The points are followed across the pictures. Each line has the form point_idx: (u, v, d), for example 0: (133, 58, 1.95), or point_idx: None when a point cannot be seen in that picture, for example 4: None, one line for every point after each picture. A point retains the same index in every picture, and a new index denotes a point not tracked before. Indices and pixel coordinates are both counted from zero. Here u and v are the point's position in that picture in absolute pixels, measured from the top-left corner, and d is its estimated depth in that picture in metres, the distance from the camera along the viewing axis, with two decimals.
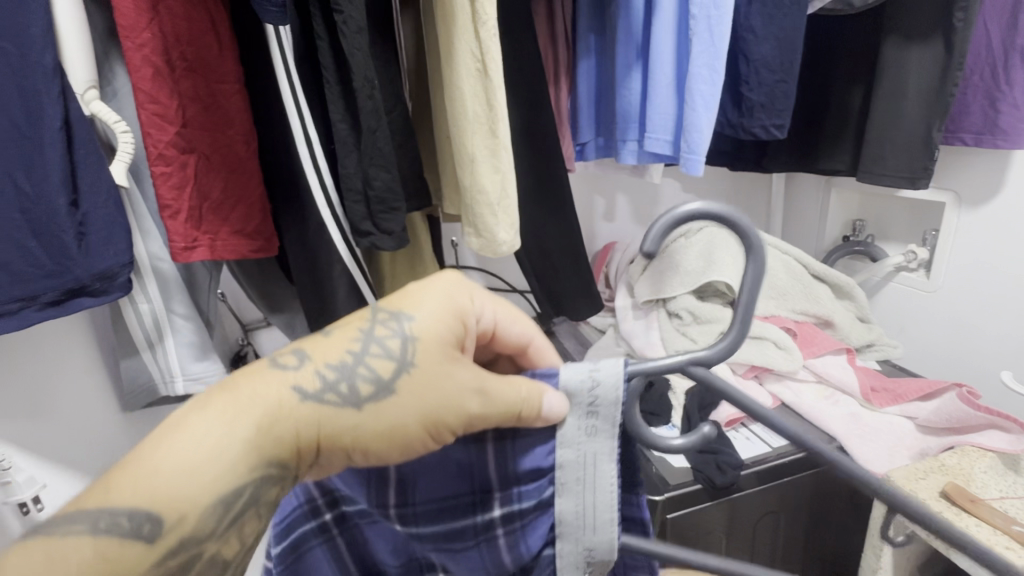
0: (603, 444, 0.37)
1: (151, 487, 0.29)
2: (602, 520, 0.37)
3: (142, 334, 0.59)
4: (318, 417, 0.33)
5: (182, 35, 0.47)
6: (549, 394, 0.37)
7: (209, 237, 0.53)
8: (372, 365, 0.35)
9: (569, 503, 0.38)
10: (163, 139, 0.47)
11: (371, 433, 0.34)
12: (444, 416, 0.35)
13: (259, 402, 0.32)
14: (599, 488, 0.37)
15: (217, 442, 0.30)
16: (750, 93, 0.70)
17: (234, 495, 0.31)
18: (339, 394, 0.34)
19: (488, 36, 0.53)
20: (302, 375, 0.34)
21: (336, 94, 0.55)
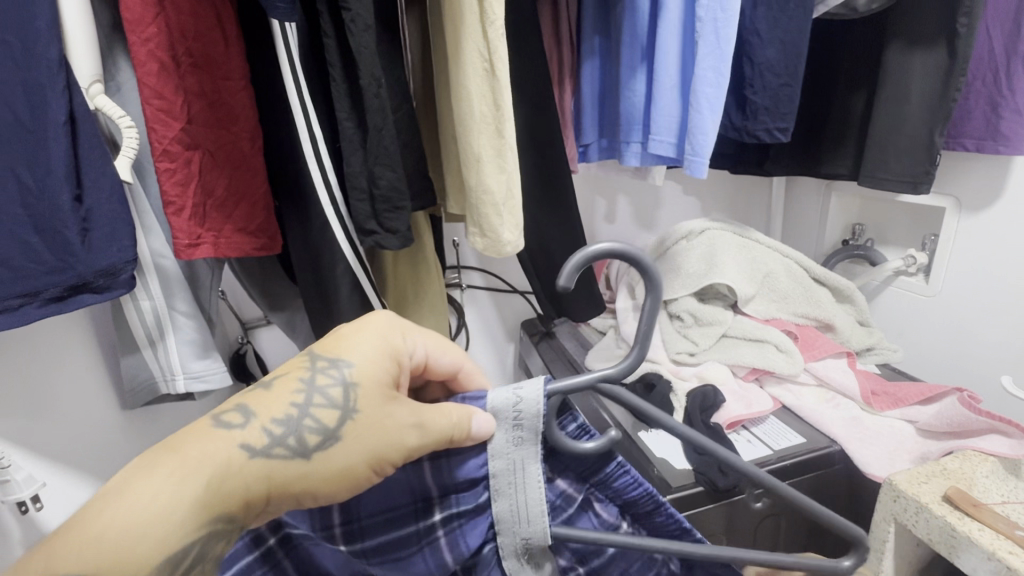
0: (529, 451, 0.40)
1: (97, 556, 0.28)
2: (534, 514, 0.41)
3: (143, 332, 0.59)
4: (267, 470, 0.34)
5: (188, 30, 0.47)
6: (476, 414, 0.40)
7: (213, 234, 0.52)
8: (317, 416, 0.35)
9: (504, 504, 0.41)
10: (168, 135, 0.47)
11: (321, 479, 0.35)
12: (390, 452, 0.37)
13: (207, 462, 0.32)
14: (529, 487, 0.41)
15: (163, 504, 0.30)
16: (754, 96, 0.70)
17: (184, 553, 0.30)
18: (287, 446, 0.34)
19: (496, 35, 0.53)
20: (248, 433, 0.34)
21: (342, 93, 0.55)
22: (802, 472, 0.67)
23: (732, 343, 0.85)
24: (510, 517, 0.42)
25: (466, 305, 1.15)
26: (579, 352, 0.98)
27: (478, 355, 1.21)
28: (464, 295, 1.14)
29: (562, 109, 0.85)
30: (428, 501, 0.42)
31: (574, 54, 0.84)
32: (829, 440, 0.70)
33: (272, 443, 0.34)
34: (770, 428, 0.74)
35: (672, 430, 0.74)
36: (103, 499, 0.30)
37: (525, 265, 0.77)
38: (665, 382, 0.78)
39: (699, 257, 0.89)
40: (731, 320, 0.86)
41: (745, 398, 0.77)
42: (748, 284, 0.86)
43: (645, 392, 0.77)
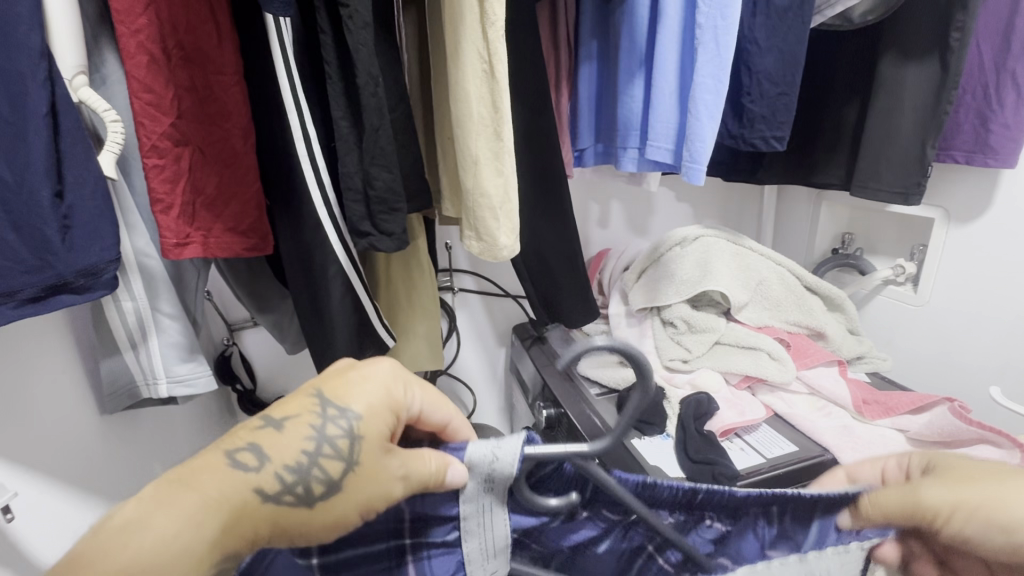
0: (498, 496, 0.40)
1: None
2: (500, 548, 0.42)
3: (125, 334, 0.57)
4: (273, 515, 0.34)
5: (180, 23, 0.45)
6: (453, 463, 0.39)
7: (202, 233, 0.50)
8: (324, 468, 0.35)
9: (474, 544, 0.41)
10: (156, 130, 0.45)
11: (318, 525, 0.36)
12: (381, 501, 0.36)
13: (221, 506, 0.32)
14: (496, 527, 0.41)
15: (169, 547, 0.30)
16: (752, 104, 0.70)
17: None
18: (294, 495, 0.34)
19: (497, 36, 0.52)
20: (260, 479, 0.34)
21: (338, 91, 0.53)
22: (793, 482, 0.67)
23: (725, 350, 0.84)
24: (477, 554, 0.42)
25: (458, 308, 1.14)
26: (572, 358, 0.97)
27: (469, 359, 1.20)
28: (455, 298, 1.13)
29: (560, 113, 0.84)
30: (400, 529, 0.41)
31: (571, 59, 0.83)
32: (821, 449, 0.70)
33: (276, 491, 0.34)
34: (763, 436, 0.74)
35: (666, 437, 0.73)
36: (118, 534, 0.30)
37: (520, 269, 0.76)
38: (658, 390, 0.78)
39: (694, 264, 0.89)
40: (724, 327, 0.86)
41: (737, 406, 0.77)
42: (741, 292, 0.87)
43: (641, 398, 0.77)
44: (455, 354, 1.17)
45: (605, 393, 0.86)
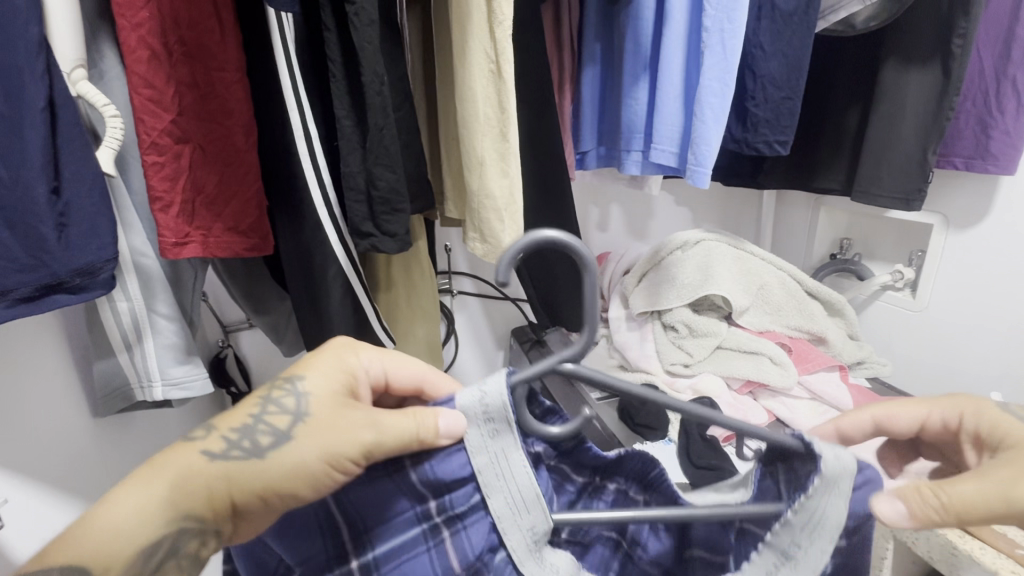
0: (507, 441, 0.38)
1: (80, 551, 0.31)
2: (529, 500, 0.39)
3: (119, 335, 0.55)
4: (227, 471, 0.35)
5: (182, 17, 0.44)
6: (443, 413, 0.38)
7: (202, 233, 0.49)
8: (269, 422, 0.37)
9: (499, 501, 0.39)
10: (157, 126, 0.44)
11: (277, 477, 0.35)
12: (343, 450, 0.36)
13: (173, 468, 0.35)
14: (517, 476, 0.39)
15: (134, 510, 0.33)
16: (756, 109, 0.70)
17: (155, 546, 0.33)
18: (241, 449, 0.36)
19: (504, 35, 0.51)
20: (209, 441, 0.36)
21: (342, 90, 0.52)
22: None
23: (727, 354, 0.84)
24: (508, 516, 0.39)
25: (456, 311, 1.13)
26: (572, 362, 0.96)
27: (467, 362, 1.19)
28: (454, 300, 1.12)
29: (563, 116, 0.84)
30: (424, 503, 0.40)
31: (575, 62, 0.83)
32: None
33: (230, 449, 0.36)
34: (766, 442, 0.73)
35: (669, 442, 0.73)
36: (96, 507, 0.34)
37: (522, 271, 0.76)
38: (660, 394, 0.78)
39: (695, 268, 0.88)
40: (725, 331, 0.85)
41: (739, 410, 0.76)
42: (743, 296, 0.86)
43: (642, 403, 0.77)
44: (453, 358, 1.16)
45: (607, 398, 0.85)
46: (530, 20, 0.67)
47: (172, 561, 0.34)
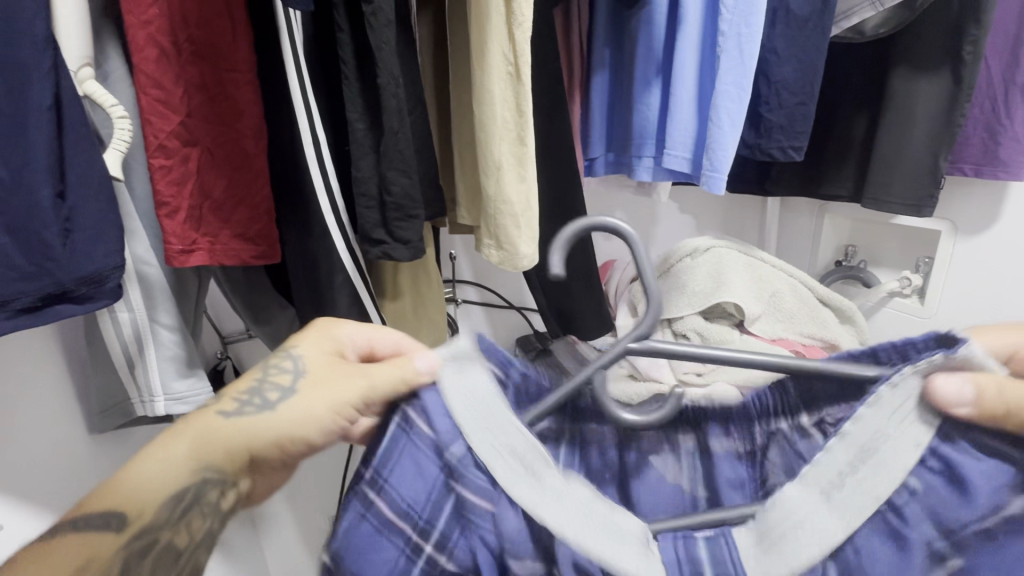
0: (481, 381, 0.36)
1: (120, 498, 0.37)
2: (540, 467, 0.34)
3: (121, 348, 0.53)
4: (239, 423, 0.39)
5: (192, 15, 0.42)
6: (421, 355, 0.38)
7: (209, 239, 0.48)
8: (274, 381, 0.41)
9: (505, 469, 0.33)
10: (165, 128, 0.43)
11: (289, 424, 0.39)
12: (343, 400, 0.39)
13: (194, 427, 0.40)
14: (506, 431, 0.35)
15: (163, 464, 0.38)
16: (769, 114, 0.69)
17: (181, 492, 0.37)
18: (252, 404, 0.40)
19: (523, 37, 0.50)
20: (222, 402, 0.41)
21: (355, 92, 0.51)
22: None
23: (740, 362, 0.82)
24: (516, 476, 0.33)
25: (460, 321, 1.11)
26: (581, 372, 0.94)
27: None
28: (458, 310, 1.10)
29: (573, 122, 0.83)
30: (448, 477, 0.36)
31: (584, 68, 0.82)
32: None
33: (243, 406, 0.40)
34: None
35: None
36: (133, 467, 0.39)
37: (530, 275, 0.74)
38: None
39: (706, 275, 0.87)
40: (738, 339, 0.84)
41: None
42: (755, 304, 0.86)
43: None
44: None
45: None
46: (542, 26, 0.66)
47: (201, 507, 0.38)
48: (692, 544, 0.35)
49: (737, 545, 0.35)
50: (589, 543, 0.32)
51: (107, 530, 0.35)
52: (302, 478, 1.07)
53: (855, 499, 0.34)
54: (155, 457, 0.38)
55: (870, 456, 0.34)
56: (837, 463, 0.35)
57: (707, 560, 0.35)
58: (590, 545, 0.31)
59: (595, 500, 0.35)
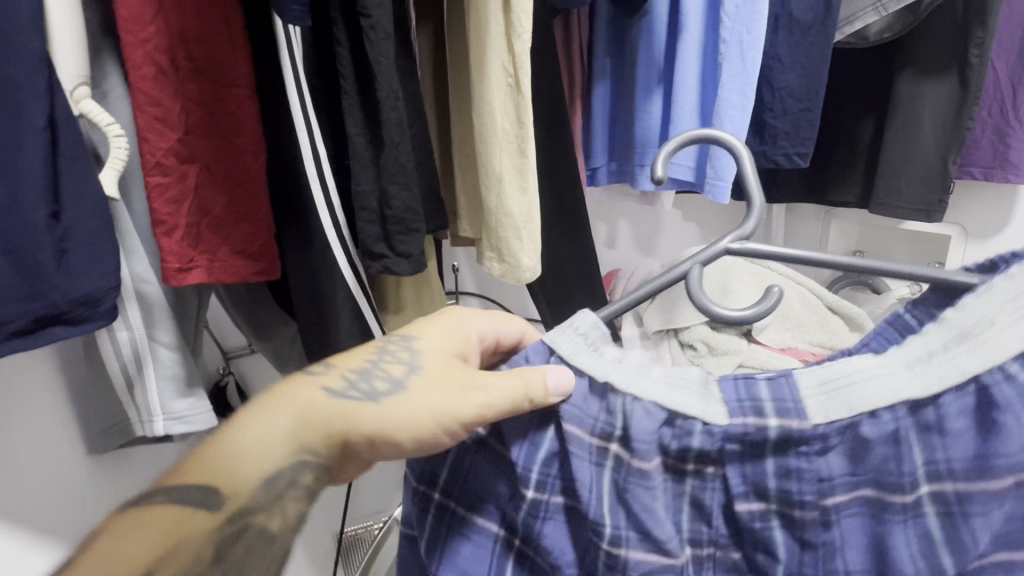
0: (589, 320, 0.40)
1: (219, 469, 0.36)
2: (614, 365, 0.38)
3: (119, 368, 0.52)
4: (345, 411, 0.39)
5: (189, 32, 0.42)
6: (552, 372, 0.37)
7: (207, 257, 0.47)
8: (387, 370, 0.41)
9: (593, 370, 0.38)
10: (162, 146, 0.42)
11: (393, 420, 0.39)
12: (462, 410, 0.38)
13: (297, 406, 0.39)
14: (586, 353, 0.38)
15: (264, 442, 0.38)
16: (774, 121, 0.69)
17: (278, 475, 0.37)
18: (360, 390, 0.40)
19: (523, 48, 0.50)
20: (328, 379, 0.41)
21: (354, 106, 0.50)
22: None
23: None
24: (577, 347, 0.38)
25: None
26: None
27: None
28: None
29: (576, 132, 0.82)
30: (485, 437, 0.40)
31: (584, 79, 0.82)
32: None
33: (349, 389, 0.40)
34: None
35: None
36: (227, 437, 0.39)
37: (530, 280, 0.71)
38: None
39: (712, 283, 0.87)
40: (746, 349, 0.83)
41: None
42: (762, 313, 0.84)
43: None
44: None
45: None
46: (542, 37, 0.66)
47: (291, 492, 0.37)
48: (752, 383, 0.37)
49: (798, 382, 0.36)
50: (640, 432, 0.36)
51: (204, 505, 0.35)
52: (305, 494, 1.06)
53: (937, 372, 0.34)
54: (248, 427, 0.38)
55: (970, 341, 0.35)
56: (932, 342, 0.35)
57: (769, 395, 0.36)
58: (637, 429, 0.36)
59: (711, 388, 0.37)
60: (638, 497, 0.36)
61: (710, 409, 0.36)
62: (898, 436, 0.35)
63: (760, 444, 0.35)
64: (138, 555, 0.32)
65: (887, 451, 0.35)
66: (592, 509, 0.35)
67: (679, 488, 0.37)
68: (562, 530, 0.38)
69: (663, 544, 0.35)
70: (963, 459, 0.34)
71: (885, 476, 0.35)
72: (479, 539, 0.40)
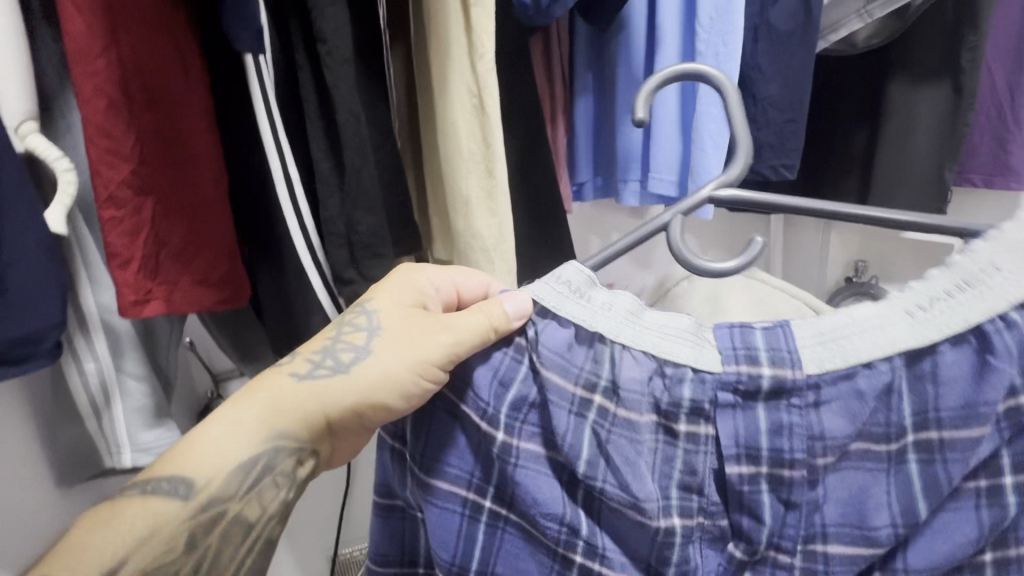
0: (577, 271, 0.39)
1: (189, 465, 0.37)
2: (603, 316, 0.37)
3: (87, 399, 0.52)
4: (315, 390, 0.39)
5: (141, 65, 0.42)
6: (510, 299, 0.38)
7: (166, 288, 0.46)
8: (348, 341, 0.40)
9: (582, 323, 0.37)
10: (116, 178, 0.42)
11: (366, 390, 0.39)
12: (431, 355, 0.38)
13: (264, 394, 0.39)
14: (575, 304, 0.37)
15: (231, 435, 0.38)
16: (758, 133, 0.67)
17: (250, 463, 0.37)
18: (326, 367, 0.40)
19: (486, 68, 0.49)
20: (294, 364, 0.40)
21: (319, 131, 0.50)
22: None
23: None
24: (562, 298, 0.38)
25: None
26: None
27: None
28: None
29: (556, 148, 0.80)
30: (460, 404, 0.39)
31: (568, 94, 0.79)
32: None
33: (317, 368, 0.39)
34: None
35: None
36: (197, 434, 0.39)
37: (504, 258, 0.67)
38: None
39: (704, 299, 0.85)
40: None
41: None
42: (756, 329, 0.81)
43: None
44: None
45: None
46: (515, 57, 0.64)
47: (268, 479, 0.38)
48: (749, 331, 0.36)
49: (794, 334, 0.35)
50: (630, 382, 0.37)
51: (175, 497, 0.36)
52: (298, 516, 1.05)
53: (934, 322, 0.34)
54: (223, 422, 0.38)
55: (969, 288, 0.34)
56: (933, 287, 0.35)
57: (764, 344, 0.35)
58: (627, 380, 0.37)
59: (703, 334, 0.37)
60: (621, 448, 0.36)
61: (699, 355, 0.36)
62: (893, 386, 0.35)
63: (754, 390, 0.35)
64: (112, 548, 0.34)
65: (884, 396, 0.35)
66: (572, 454, 0.36)
67: (674, 442, 0.37)
68: (540, 477, 0.37)
69: (641, 501, 0.35)
70: (953, 407, 0.34)
71: (872, 427, 0.35)
72: (448, 495, 0.39)
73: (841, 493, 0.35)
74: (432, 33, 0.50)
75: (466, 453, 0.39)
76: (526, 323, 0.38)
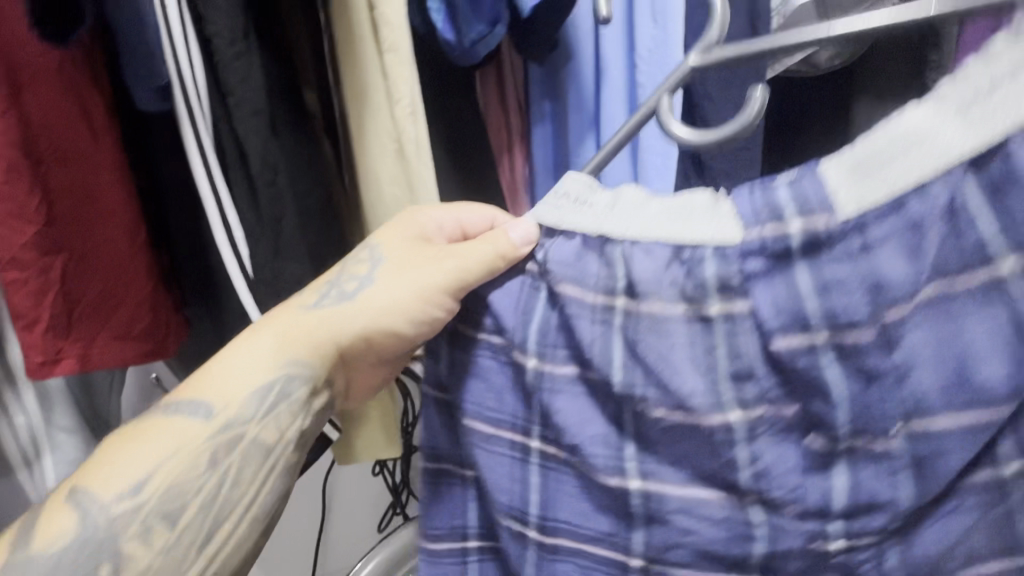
0: (580, 181, 0.36)
1: (210, 387, 0.39)
2: (605, 213, 0.34)
3: (18, 452, 0.52)
4: (326, 320, 0.41)
5: (46, 126, 0.42)
6: (513, 229, 0.37)
7: (80, 347, 0.46)
8: (352, 276, 0.42)
9: (580, 224, 0.34)
10: (19, 241, 0.41)
11: (371, 318, 0.41)
12: (436, 281, 0.38)
13: (272, 326, 0.40)
14: (568, 215, 0.35)
15: (244, 364, 0.39)
16: (714, 161, 0.63)
17: (267, 390, 0.39)
18: (333, 296, 0.41)
19: (404, 115, 0.47)
20: (305, 297, 0.42)
21: (241, 180, 0.47)
22: None
23: None
24: (563, 211, 0.35)
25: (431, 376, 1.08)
26: None
27: None
28: None
29: (506, 184, 0.78)
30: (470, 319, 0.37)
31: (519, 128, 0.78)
32: None
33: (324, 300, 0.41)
34: None
35: None
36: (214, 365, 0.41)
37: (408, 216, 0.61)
38: None
39: None
40: None
41: None
42: None
43: None
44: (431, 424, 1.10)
45: None
46: (447, 97, 0.61)
47: (283, 403, 0.39)
48: (770, 190, 0.30)
49: (825, 178, 0.29)
50: (646, 273, 0.32)
51: (196, 417, 0.38)
52: (274, 547, 1.04)
53: (991, 110, 0.26)
54: (232, 358, 0.40)
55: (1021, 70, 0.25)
56: (964, 87, 0.27)
57: (788, 196, 0.30)
58: (644, 274, 0.32)
59: (721, 205, 0.32)
60: (651, 346, 0.32)
61: (713, 228, 0.31)
62: (954, 209, 0.27)
63: (786, 251, 0.30)
64: (138, 467, 0.36)
65: (942, 226, 0.27)
66: (602, 364, 0.33)
67: (713, 333, 0.31)
68: (577, 403, 0.34)
69: (686, 400, 0.31)
70: None
71: (946, 264, 0.27)
72: (495, 438, 0.37)
73: (930, 358, 0.28)
74: (348, 79, 0.48)
75: (506, 376, 0.36)
76: (534, 248, 0.36)
